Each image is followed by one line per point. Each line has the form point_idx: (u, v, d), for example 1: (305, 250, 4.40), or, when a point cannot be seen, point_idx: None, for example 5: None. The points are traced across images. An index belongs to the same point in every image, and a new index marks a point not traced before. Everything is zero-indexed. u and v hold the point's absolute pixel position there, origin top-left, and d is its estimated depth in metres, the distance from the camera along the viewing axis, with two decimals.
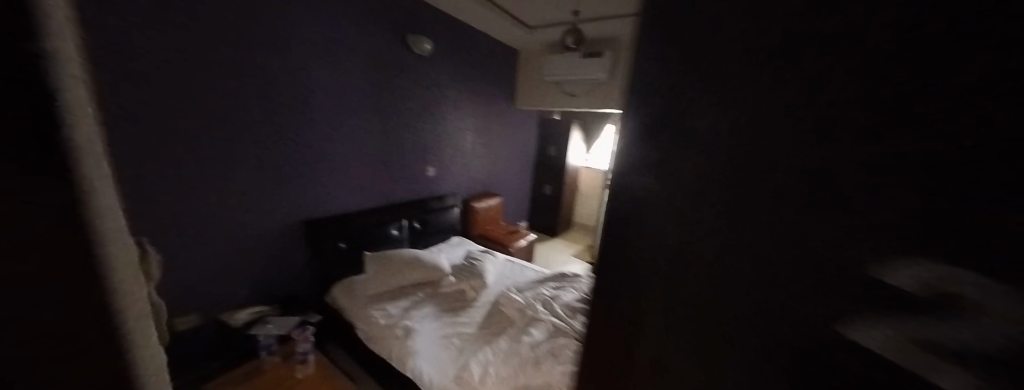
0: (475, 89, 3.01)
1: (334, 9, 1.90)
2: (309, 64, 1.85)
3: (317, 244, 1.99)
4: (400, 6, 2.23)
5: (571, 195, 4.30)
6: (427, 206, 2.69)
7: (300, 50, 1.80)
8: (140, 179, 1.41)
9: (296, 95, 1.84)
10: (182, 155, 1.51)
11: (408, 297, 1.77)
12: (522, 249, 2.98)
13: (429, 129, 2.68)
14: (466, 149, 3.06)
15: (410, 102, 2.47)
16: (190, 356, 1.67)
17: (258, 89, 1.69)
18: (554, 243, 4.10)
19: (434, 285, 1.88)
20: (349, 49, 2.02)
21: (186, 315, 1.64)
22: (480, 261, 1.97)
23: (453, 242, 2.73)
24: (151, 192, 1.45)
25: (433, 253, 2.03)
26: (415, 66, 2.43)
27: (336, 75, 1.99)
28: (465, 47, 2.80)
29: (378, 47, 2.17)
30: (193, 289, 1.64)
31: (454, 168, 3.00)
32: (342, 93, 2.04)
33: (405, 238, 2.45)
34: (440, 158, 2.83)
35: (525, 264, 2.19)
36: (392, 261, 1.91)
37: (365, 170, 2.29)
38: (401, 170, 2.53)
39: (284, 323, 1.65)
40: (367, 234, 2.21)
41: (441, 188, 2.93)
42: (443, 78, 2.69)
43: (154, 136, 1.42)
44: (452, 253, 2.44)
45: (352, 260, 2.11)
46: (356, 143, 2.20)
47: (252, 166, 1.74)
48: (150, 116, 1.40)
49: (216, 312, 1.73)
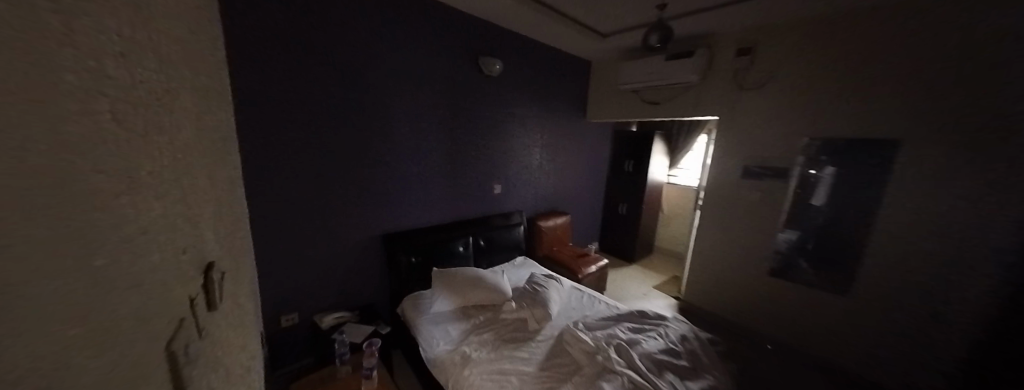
0: (542, 105, 2.97)
1: (416, 40, 2.08)
2: (393, 91, 2.04)
3: (392, 257, 2.10)
4: (475, 30, 2.35)
5: (651, 216, 3.86)
6: (493, 223, 2.68)
7: (386, 79, 2.00)
8: (262, 193, 1.67)
9: (381, 119, 2.02)
10: (294, 173, 1.75)
11: (468, 321, 1.71)
12: (593, 275, 2.72)
13: (498, 146, 2.69)
14: (532, 165, 3.01)
15: (480, 121, 2.52)
16: (285, 354, 1.85)
17: (351, 116, 1.90)
18: (629, 270, 3.68)
19: (496, 308, 1.80)
20: (427, 75, 2.18)
21: (289, 314, 1.83)
22: (545, 288, 1.82)
23: (516, 263, 2.64)
24: (269, 205, 1.69)
25: (495, 275, 1.95)
26: (485, 87, 2.50)
27: (415, 100, 2.15)
28: (534, 63, 2.80)
29: (453, 70, 2.29)
30: (293, 292, 1.84)
31: (521, 185, 2.95)
32: (419, 116, 2.19)
33: (471, 255, 2.46)
34: (507, 175, 2.82)
35: (594, 295, 1.96)
36: (456, 280, 1.89)
37: (437, 188, 2.37)
38: (469, 188, 2.57)
39: (358, 332, 1.73)
40: (436, 250, 2.26)
41: (507, 205, 2.89)
42: (512, 96, 2.70)
43: (275, 157, 1.68)
44: (516, 275, 2.36)
45: (422, 275, 2.17)
46: (430, 162, 2.30)
47: (343, 184, 1.94)
48: (273, 140, 1.66)
49: (311, 313, 1.91)
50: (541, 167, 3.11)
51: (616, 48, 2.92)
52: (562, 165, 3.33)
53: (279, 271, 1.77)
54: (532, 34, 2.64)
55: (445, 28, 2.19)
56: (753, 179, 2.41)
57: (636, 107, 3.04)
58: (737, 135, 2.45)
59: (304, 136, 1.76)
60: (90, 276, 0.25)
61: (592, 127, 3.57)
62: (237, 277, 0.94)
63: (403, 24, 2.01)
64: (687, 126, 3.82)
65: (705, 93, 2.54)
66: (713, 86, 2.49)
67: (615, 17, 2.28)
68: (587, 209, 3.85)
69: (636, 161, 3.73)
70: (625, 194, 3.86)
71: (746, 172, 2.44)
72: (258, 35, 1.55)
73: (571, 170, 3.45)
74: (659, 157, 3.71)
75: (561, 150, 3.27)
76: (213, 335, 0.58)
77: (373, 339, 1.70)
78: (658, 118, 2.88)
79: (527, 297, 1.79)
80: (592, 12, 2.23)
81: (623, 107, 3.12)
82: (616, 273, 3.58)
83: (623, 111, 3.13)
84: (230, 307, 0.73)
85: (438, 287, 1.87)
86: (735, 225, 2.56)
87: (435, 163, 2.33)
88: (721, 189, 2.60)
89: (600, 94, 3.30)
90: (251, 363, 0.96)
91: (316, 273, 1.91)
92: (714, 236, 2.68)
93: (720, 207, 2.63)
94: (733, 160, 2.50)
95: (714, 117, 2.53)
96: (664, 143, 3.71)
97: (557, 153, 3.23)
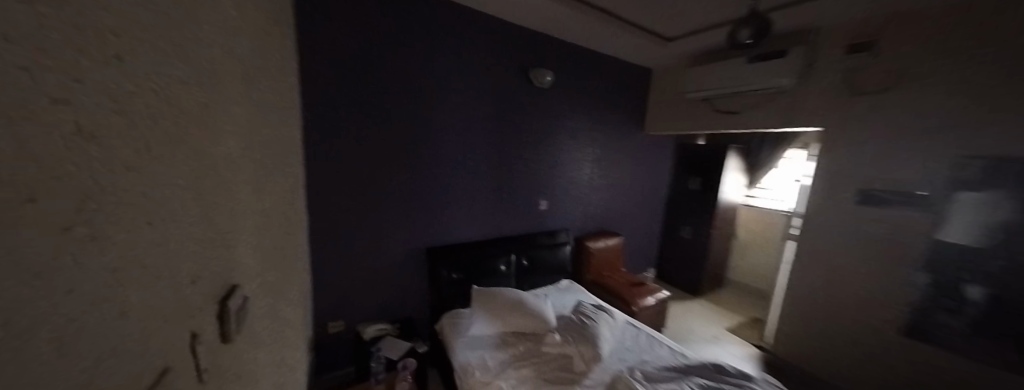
0: (594, 118, 2.79)
1: (470, 54, 2.07)
2: (444, 104, 2.04)
3: (434, 272, 2.06)
4: (529, 43, 2.29)
5: (720, 243, 3.37)
6: (538, 242, 2.52)
7: (438, 93, 2.01)
8: (318, 202, 1.73)
9: (431, 132, 2.02)
10: (348, 183, 1.80)
11: (507, 350, 1.58)
12: (651, 308, 2.41)
13: (546, 161, 2.56)
14: (582, 181, 2.82)
15: (528, 134, 2.43)
16: (327, 360, 1.87)
17: (404, 129, 1.92)
18: (692, 304, 3.22)
19: (540, 339, 1.65)
20: (478, 89, 2.15)
21: (335, 321, 1.86)
22: (594, 321, 1.65)
23: (561, 286, 2.45)
24: (323, 213, 1.75)
25: (539, 300, 1.83)
26: (535, 100, 2.40)
27: (465, 113, 2.13)
28: (588, 74, 2.65)
29: (505, 83, 2.25)
30: (340, 301, 1.87)
31: (569, 201, 2.77)
32: (468, 129, 2.16)
33: (513, 275, 2.33)
34: (554, 190, 2.66)
35: (653, 333, 1.81)
36: (496, 303, 1.79)
37: (482, 203, 2.30)
38: (514, 203, 2.46)
39: (395, 348, 1.69)
40: (478, 267, 2.18)
41: (553, 223, 2.72)
42: (564, 108, 2.57)
43: (331, 167, 1.74)
44: (560, 301, 2.18)
45: (463, 293, 2.09)
46: (476, 176, 2.25)
47: (391, 196, 1.95)
48: (331, 151, 1.72)
49: (356, 321, 1.92)
50: (591, 183, 2.90)
51: (683, 53, 2.65)
52: (614, 181, 3.08)
53: (328, 279, 1.81)
54: (588, 43, 2.51)
55: (499, 41, 2.17)
56: (866, 205, 1.94)
57: (706, 118, 2.70)
58: (843, 151, 2.02)
59: (359, 148, 1.81)
60: None
61: (649, 141, 3.28)
62: (274, 292, 0.92)
63: (458, 39, 2.01)
64: (767, 141, 3.32)
65: (800, 100, 2.16)
66: (811, 90, 2.11)
67: (688, 17, 2.06)
68: (641, 230, 3.50)
69: (702, 180, 3.32)
70: (688, 216, 3.45)
71: (860, 195, 1.96)
72: (326, 53, 1.64)
73: (625, 187, 3.18)
74: (732, 175, 3.25)
75: (613, 165, 3.03)
76: (220, 367, 0.52)
77: (409, 358, 1.64)
78: (739, 129, 2.54)
79: (573, 331, 1.62)
80: (661, 13, 2.04)
81: (691, 117, 2.81)
82: (676, 307, 3.15)
83: (691, 122, 2.81)
84: (251, 331, 0.69)
85: (478, 309, 1.77)
86: (839, 261, 2.08)
87: (481, 177, 2.27)
88: (819, 216, 2.15)
89: (664, 104, 3.02)
90: (280, 382, 0.92)
91: (362, 283, 1.92)
92: (810, 273, 2.22)
93: (818, 238, 2.16)
94: (838, 182, 2.05)
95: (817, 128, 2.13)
96: (738, 160, 3.25)
97: (609, 168, 3.00)
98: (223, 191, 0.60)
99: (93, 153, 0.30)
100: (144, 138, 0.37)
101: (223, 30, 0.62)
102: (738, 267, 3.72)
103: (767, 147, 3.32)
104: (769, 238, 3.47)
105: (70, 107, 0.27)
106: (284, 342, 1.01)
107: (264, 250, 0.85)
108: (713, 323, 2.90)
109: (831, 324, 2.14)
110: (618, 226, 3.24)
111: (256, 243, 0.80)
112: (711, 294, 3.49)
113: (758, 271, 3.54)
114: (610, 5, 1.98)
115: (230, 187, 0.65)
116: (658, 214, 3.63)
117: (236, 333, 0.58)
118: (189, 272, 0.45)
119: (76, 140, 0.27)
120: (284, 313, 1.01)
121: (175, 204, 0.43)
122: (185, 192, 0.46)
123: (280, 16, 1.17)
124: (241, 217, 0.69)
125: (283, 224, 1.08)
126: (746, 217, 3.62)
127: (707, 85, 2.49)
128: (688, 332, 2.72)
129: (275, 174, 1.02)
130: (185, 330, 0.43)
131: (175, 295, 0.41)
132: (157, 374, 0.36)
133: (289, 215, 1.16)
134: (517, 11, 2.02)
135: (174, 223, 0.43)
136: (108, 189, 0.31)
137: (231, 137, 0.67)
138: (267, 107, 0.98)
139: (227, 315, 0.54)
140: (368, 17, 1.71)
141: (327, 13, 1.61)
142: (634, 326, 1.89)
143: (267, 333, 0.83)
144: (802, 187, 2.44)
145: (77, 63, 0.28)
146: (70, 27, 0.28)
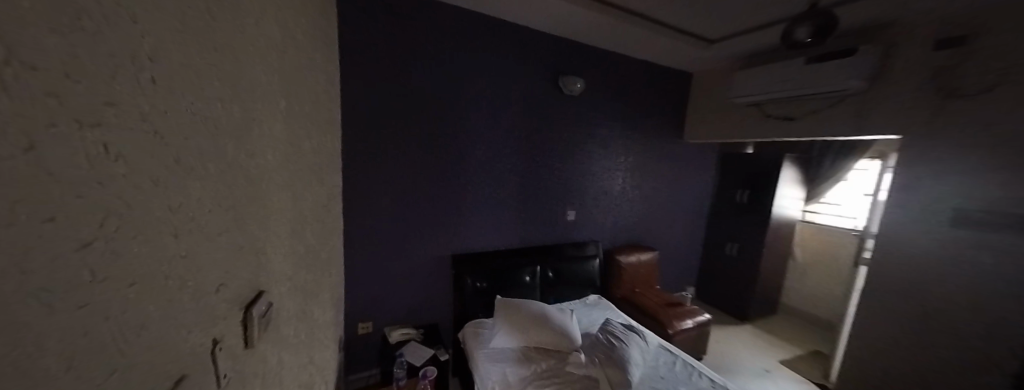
0: (628, 126, 2.67)
1: (499, 64, 2.09)
2: (473, 114, 2.06)
3: (459, 280, 2.07)
4: (560, 51, 2.26)
5: (772, 263, 3.04)
6: (565, 253, 2.45)
7: (468, 103, 2.04)
8: (353, 207, 1.82)
9: (460, 141, 2.05)
10: (381, 190, 1.88)
11: (529, 366, 1.54)
12: (688, 332, 2.22)
13: (574, 170, 2.49)
14: (613, 191, 2.71)
15: (557, 144, 2.38)
16: (356, 359, 1.95)
17: (434, 138, 1.98)
18: (737, 330, 2.92)
19: (564, 358, 1.59)
20: (507, 98, 2.15)
21: (365, 322, 1.94)
22: (624, 343, 1.57)
23: (588, 301, 2.35)
24: (357, 218, 1.84)
25: (564, 316, 1.79)
26: (565, 108, 2.36)
27: (493, 122, 2.14)
28: (622, 81, 2.56)
29: (534, 92, 2.23)
30: (370, 303, 1.94)
31: (599, 212, 2.67)
32: (496, 138, 2.16)
33: (538, 286, 2.28)
34: (583, 201, 2.58)
35: (689, 360, 1.69)
36: (520, 316, 1.77)
37: (509, 212, 2.29)
38: (541, 213, 2.42)
39: (418, 354, 1.72)
40: (503, 277, 2.16)
41: (582, 234, 2.63)
42: (595, 116, 2.50)
43: (366, 174, 1.83)
44: (587, 317, 2.09)
45: (487, 303, 2.08)
46: (503, 185, 2.24)
47: (420, 204, 2.00)
48: (366, 159, 1.81)
49: (383, 324, 1.98)
50: (623, 193, 2.77)
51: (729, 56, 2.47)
52: (648, 192, 2.91)
53: (359, 281, 1.89)
54: (623, 49, 2.43)
55: (529, 50, 2.16)
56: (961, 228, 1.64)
57: (755, 125, 2.48)
58: (927, 164, 1.73)
59: (392, 156, 1.88)
60: None
61: (689, 149, 3.08)
62: (304, 295, 0.97)
63: (488, 49, 2.04)
64: (834, 149, 2.91)
65: (871, 104, 1.90)
66: (886, 93, 1.84)
67: (733, 16, 1.91)
68: (678, 244, 3.27)
69: (751, 192, 3.03)
70: (734, 232, 3.16)
71: (955, 215, 1.65)
72: (365, 66, 1.74)
73: (660, 198, 3.00)
74: (787, 187, 2.92)
75: (648, 175, 2.87)
76: (241, 370, 0.55)
77: (430, 366, 1.66)
78: (794, 137, 2.29)
79: (600, 351, 1.55)
80: (701, 14, 1.91)
81: (738, 124, 2.59)
82: (718, 332, 2.88)
83: (738, 129, 2.59)
84: (276, 335, 0.72)
85: (501, 320, 1.76)
86: (924, 292, 1.76)
87: (508, 186, 2.25)
88: (899, 238, 1.83)
89: (707, 110, 2.83)
90: (306, 383, 0.96)
91: (391, 287, 1.99)
92: (889, 304, 1.89)
93: (896, 264, 1.85)
94: (926, 199, 1.73)
95: (895, 137, 1.84)
96: (796, 171, 2.91)
97: (643, 179, 2.85)
98: (258, 201, 0.65)
99: (121, 171, 0.32)
100: (179, 155, 0.40)
101: (266, 52, 0.67)
102: (795, 290, 3.32)
103: (834, 156, 2.93)
104: (834, 260, 3.06)
105: (101, 129, 0.29)
106: (312, 343, 1.05)
107: (296, 255, 0.91)
108: (763, 353, 2.59)
109: (913, 368, 1.81)
110: (652, 240, 3.06)
111: (289, 249, 0.85)
112: (761, 320, 3.14)
113: (819, 297, 3.13)
114: (648, 9, 1.90)
115: (265, 196, 0.69)
116: (698, 227, 3.38)
117: (258, 338, 0.60)
118: (215, 281, 0.47)
119: (105, 160, 0.29)
120: (314, 315, 1.06)
121: (206, 214, 0.46)
122: (219, 204, 0.50)
123: (323, 35, 1.25)
124: (274, 226, 0.74)
125: (317, 229, 1.14)
126: (807, 234, 3.24)
127: (756, 89, 2.29)
128: (732, 361, 2.45)
129: (312, 183, 1.09)
130: (206, 336, 0.45)
131: (197, 303, 0.43)
132: (173, 381, 0.38)
133: (323, 220, 1.23)
134: (547, 20, 2.01)
135: (204, 233, 0.45)
136: (136, 207, 0.33)
137: (269, 150, 0.71)
138: (308, 120, 1.05)
139: (252, 321, 0.57)
140: (404, 31, 1.80)
141: (367, 30, 1.71)
142: (669, 351, 1.78)
143: (295, 335, 0.87)
144: (874, 204, 2.12)
145: (112, 87, 0.30)
146: (103, 54, 0.30)
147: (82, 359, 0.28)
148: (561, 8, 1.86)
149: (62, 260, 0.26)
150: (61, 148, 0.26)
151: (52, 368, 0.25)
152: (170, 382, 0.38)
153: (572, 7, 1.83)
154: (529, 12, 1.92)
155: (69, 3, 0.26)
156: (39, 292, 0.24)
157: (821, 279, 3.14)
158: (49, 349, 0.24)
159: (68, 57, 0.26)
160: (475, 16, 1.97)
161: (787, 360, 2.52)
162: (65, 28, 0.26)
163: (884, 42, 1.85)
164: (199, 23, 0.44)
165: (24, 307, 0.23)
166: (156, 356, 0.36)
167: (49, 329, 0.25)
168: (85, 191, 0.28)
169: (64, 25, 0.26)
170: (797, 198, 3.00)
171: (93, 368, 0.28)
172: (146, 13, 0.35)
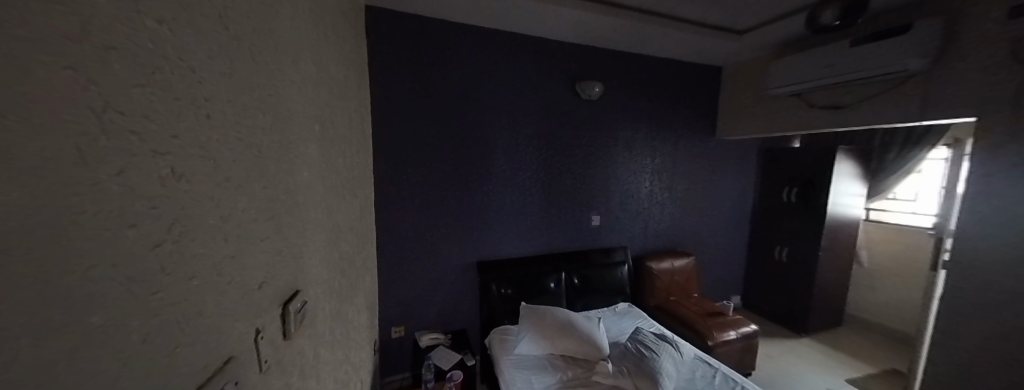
0: (653, 127, 2.59)
1: (515, 75, 2.15)
2: (491, 125, 2.13)
3: (485, 287, 2.11)
4: (577, 57, 2.28)
5: (831, 269, 2.72)
6: (592, 260, 2.41)
7: (485, 114, 2.11)
8: (385, 217, 1.96)
9: (481, 152, 2.13)
10: (409, 201, 2.00)
11: (555, 375, 1.54)
12: (731, 344, 2.05)
13: (597, 175, 2.46)
14: (640, 195, 2.62)
15: (578, 149, 2.38)
16: (391, 363, 2.06)
17: (456, 150, 2.07)
18: (792, 344, 2.63)
19: (590, 368, 1.57)
20: (524, 108, 2.20)
21: (399, 326, 2.05)
22: (655, 353, 1.50)
23: (618, 310, 2.28)
24: (389, 228, 1.98)
25: (591, 325, 1.77)
26: (585, 114, 2.36)
27: (512, 132, 2.19)
28: (646, 82, 2.50)
29: (552, 99, 2.26)
30: (403, 308, 2.06)
31: (625, 217, 2.60)
32: (516, 147, 2.21)
33: (564, 294, 2.26)
34: (608, 205, 2.52)
35: (730, 374, 1.57)
36: (545, 323, 1.78)
37: (531, 218, 2.31)
38: (564, 219, 2.41)
39: (447, 358, 1.79)
40: (529, 284, 2.18)
41: (609, 239, 2.57)
42: (616, 119, 2.46)
43: (396, 188, 1.96)
44: (617, 326, 2.02)
45: (514, 310, 2.10)
46: (524, 193, 2.27)
47: (445, 214, 2.09)
48: (395, 173, 1.95)
49: (415, 329, 2.08)
50: (652, 196, 2.67)
51: (762, 45, 2.31)
52: (680, 194, 2.78)
53: (392, 288, 2.02)
54: (644, 50, 2.38)
55: (546, 58, 2.21)
56: None
57: (798, 117, 2.28)
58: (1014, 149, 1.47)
59: (419, 169, 2.00)
60: (51, 349, 0.25)
61: (724, 147, 2.90)
62: (340, 298, 1.07)
63: (504, 62, 2.12)
64: (900, 137, 2.63)
65: (937, 84, 1.68)
66: (952, 72, 1.62)
67: (760, 5, 1.81)
68: (718, 249, 3.07)
69: (801, 190, 2.76)
70: (783, 234, 2.90)
71: None
72: (393, 88, 1.89)
73: (694, 200, 2.85)
74: (846, 183, 2.60)
75: (678, 176, 2.75)
76: (281, 359, 0.63)
77: (457, 369, 1.72)
78: (845, 126, 2.08)
79: (629, 362, 1.51)
80: (723, 5, 1.83)
81: (778, 116, 2.40)
82: (770, 346, 2.62)
83: (778, 122, 2.40)
84: (312, 330, 0.81)
85: (526, 327, 1.78)
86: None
87: (530, 193, 2.28)
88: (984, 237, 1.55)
89: (742, 104, 2.65)
90: (342, 379, 1.06)
91: (422, 293, 2.09)
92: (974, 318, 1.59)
93: (983, 269, 1.55)
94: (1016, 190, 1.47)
95: (971, 119, 1.59)
96: (853, 164, 2.60)
97: (673, 180, 2.73)
98: (297, 212, 0.75)
99: (183, 187, 0.40)
100: (228, 174, 0.49)
101: (301, 86, 0.79)
102: (864, 299, 2.93)
103: (900, 145, 2.64)
104: (910, 264, 2.66)
105: (169, 156, 0.38)
106: (349, 341, 1.16)
107: (333, 259, 1.02)
108: (825, 370, 2.31)
109: None
110: (688, 245, 2.90)
111: (326, 255, 0.95)
112: (822, 333, 2.80)
113: (894, 307, 2.73)
114: (663, 6, 1.87)
115: (303, 209, 0.79)
116: (741, 231, 3.14)
117: (294, 334, 0.69)
118: (258, 280, 0.56)
119: (168, 180, 0.38)
120: (349, 316, 1.17)
121: (250, 223, 0.54)
122: (262, 215, 0.59)
123: (353, 63, 1.40)
124: (311, 234, 0.84)
125: (351, 238, 1.26)
126: (875, 236, 2.86)
127: (797, 78, 2.12)
128: (788, 378, 2.20)
129: (346, 197, 1.21)
130: (250, 326, 0.53)
131: (244, 297, 0.52)
132: (224, 361, 0.46)
133: (356, 229, 1.35)
134: (561, 29, 2.05)
135: (249, 239, 0.54)
136: (196, 216, 0.42)
137: (306, 168, 0.82)
138: (342, 140, 1.17)
139: (290, 314, 0.66)
140: (427, 53, 1.94)
141: (394, 56, 1.87)
142: (707, 363, 1.67)
143: (332, 332, 0.97)
144: (951, 197, 1.85)
145: (176, 123, 0.39)
146: (171, 98, 0.39)
147: (155, 334, 0.36)
148: (572, 17, 1.89)
149: (139, 256, 0.34)
150: (140, 170, 0.34)
151: (128, 340, 0.33)
152: (223, 360, 0.46)
153: (584, 15, 1.85)
154: (542, 24, 1.97)
155: (146, 64, 0.36)
156: (122, 278, 0.32)
157: (895, 287, 2.74)
158: (130, 324, 0.33)
159: (144, 104, 0.35)
160: (491, 32, 2.06)
161: (854, 379, 2.22)
162: (141, 83, 0.35)
163: (947, 15, 1.64)
164: (245, 67, 0.54)
165: (110, 290, 0.31)
166: (212, 340, 0.44)
167: (129, 309, 0.33)
168: (157, 204, 0.36)
169: (141, 80, 0.35)
170: (858, 195, 2.68)
171: (163, 344, 0.37)
172: (204, 63, 0.44)
